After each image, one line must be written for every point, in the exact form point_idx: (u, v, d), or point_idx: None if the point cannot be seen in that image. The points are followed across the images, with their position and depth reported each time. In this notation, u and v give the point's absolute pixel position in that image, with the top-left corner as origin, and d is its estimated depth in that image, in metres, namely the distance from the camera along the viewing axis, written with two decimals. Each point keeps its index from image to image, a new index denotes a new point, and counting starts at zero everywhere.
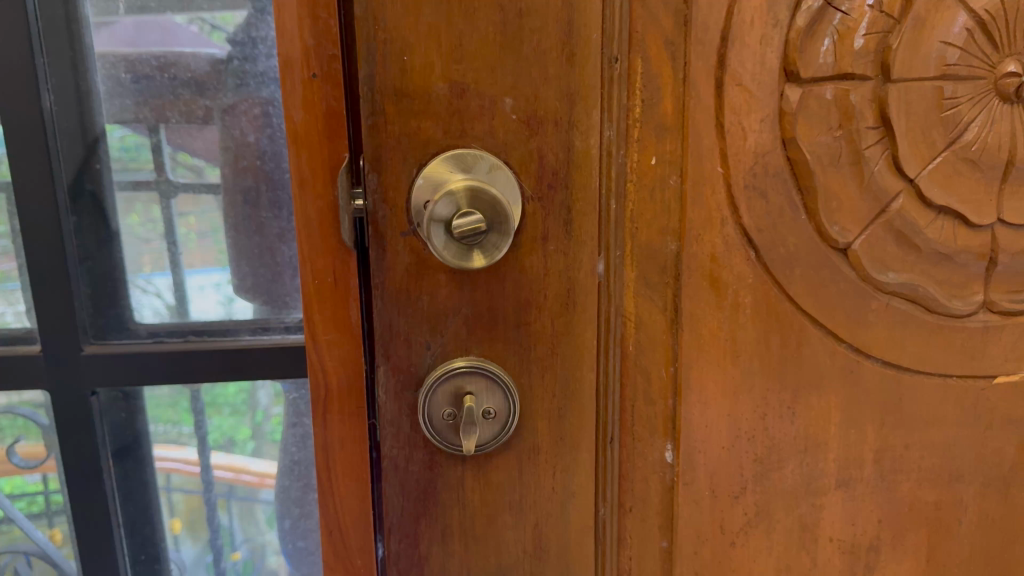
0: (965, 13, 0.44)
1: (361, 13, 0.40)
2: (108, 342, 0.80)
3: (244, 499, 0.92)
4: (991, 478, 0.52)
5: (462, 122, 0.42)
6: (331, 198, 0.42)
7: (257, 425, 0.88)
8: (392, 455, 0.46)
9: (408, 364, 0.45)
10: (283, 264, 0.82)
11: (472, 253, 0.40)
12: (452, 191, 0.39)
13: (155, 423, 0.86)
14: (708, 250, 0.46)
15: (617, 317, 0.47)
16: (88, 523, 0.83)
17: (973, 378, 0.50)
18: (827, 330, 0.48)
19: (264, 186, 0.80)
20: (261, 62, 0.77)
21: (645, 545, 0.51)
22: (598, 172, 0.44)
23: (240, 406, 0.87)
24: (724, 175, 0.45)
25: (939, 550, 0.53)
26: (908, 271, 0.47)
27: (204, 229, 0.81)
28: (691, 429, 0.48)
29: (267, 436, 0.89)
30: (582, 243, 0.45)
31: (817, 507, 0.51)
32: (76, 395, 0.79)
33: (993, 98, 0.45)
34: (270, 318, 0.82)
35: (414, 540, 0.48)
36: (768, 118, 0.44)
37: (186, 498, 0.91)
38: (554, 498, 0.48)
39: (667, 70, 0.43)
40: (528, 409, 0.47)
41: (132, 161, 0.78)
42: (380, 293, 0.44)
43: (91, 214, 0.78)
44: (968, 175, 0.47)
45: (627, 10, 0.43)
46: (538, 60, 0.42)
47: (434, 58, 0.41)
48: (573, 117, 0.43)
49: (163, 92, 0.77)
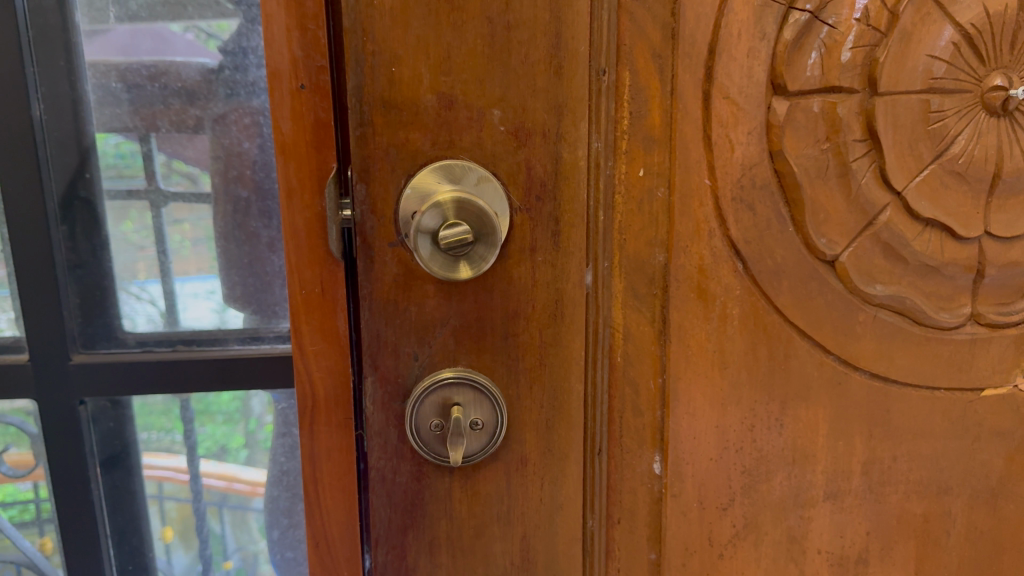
0: (951, 26, 0.44)
1: (350, 25, 0.40)
2: (97, 351, 0.80)
3: (236, 507, 0.92)
4: (979, 490, 0.52)
5: (450, 133, 0.42)
6: (318, 207, 0.42)
7: (250, 433, 0.88)
8: (380, 465, 0.46)
9: (396, 375, 0.45)
10: (272, 274, 0.82)
11: (459, 265, 0.40)
12: (439, 203, 0.39)
13: (146, 431, 0.86)
14: (696, 262, 0.46)
15: (605, 329, 0.47)
16: (76, 532, 0.83)
17: (961, 390, 0.50)
18: (815, 342, 0.48)
19: (254, 197, 0.80)
20: (252, 72, 0.77)
21: (633, 557, 0.51)
22: (586, 184, 0.44)
23: (233, 414, 0.87)
24: (711, 187, 0.45)
25: (927, 562, 0.53)
26: (895, 283, 0.48)
27: (198, 236, 0.81)
28: (678, 440, 0.48)
29: (259, 444, 0.89)
30: (570, 254, 0.45)
31: (806, 519, 0.51)
32: (64, 403, 0.78)
33: (979, 111, 0.45)
34: (260, 328, 0.82)
35: (401, 552, 0.48)
36: (755, 130, 0.44)
37: (178, 506, 0.90)
38: (541, 509, 0.48)
39: (654, 83, 0.44)
40: (515, 420, 0.47)
41: (127, 168, 0.78)
42: (368, 303, 0.44)
43: (81, 222, 0.78)
44: (955, 188, 0.47)
45: (615, 22, 0.43)
46: (526, 72, 0.42)
47: (422, 71, 0.41)
48: (561, 130, 0.43)
49: (154, 102, 0.77)
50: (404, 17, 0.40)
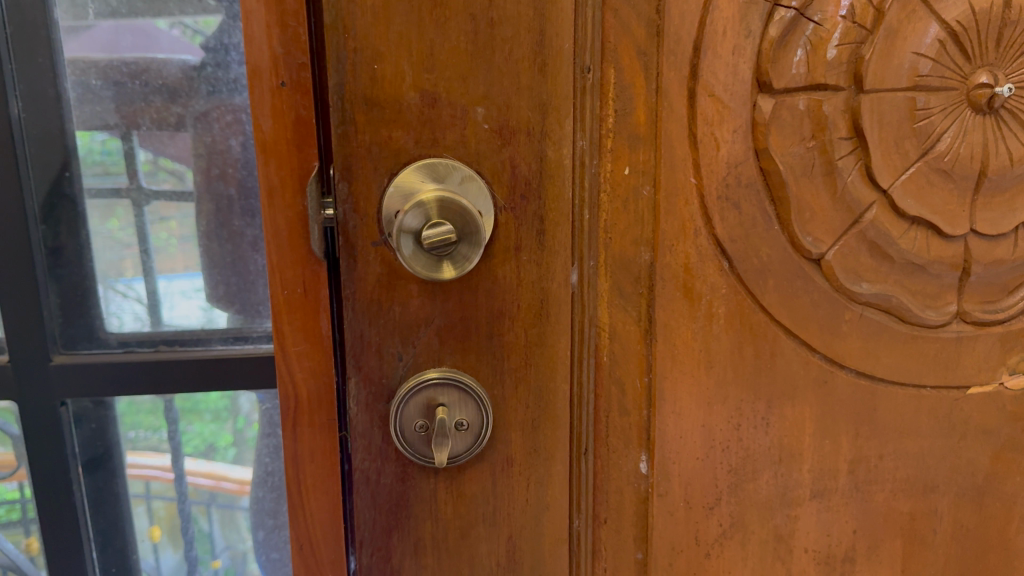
0: (937, 24, 0.44)
1: (331, 21, 0.39)
2: (78, 352, 0.79)
3: (225, 506, 0.91)
4: (965, 489, 0.52)
5: (434, 132, 0.42)
6: (300, 207, 0.41)
7: (239, 431, 0.87)
8: (364, 467, 0.46)
9: (380, 375, 0.45)
10: (254, 273, 0.81)
11: (442, 264, 0.40)
12: (422, 202, 0.39)
13: (134, 429, 0.85)
14: (682, 261, 0.45)
15: (591, 328, 0.47)
16: (58, 535, 0.82)
17: (948, 389, 0.50)
18: (801, 340, 0.48)
19: (236, 195, 0.79)
20: (233, 68, 0.76)
21: (620, 557, 0.50)
22: (571, 182, 0.44)
23: (222, 412, 0.86)
24: (697, 186, 0.44)
25: (914, 561, 0.53)
26: (881, 281, 0.48)
27: (185, 234, 0.80)
28: (665, 440, 0.48)
29: (248, 442, 0.88)
30: (555, 253, 0.45)
31: (792, 518, 0.51)
32: (45, 404, 0.78)
33: (965, 108, 0.45)
34: (243, 328, 0.82)
35: (386, 553, 0.47)
36: (740, 128, 0.44)
37: (167, 505, 0.90)
38: (527, 510, 0.48)
39: (640, 80, 0.43)
40: (501, 421, 0.47)
41: (114, 165, 0.78)
42: (351, 303, 0.43)
43: (63, 222, 0.77)
44: (940, 186, 0.47)
45: (599, 20, 0.42)
46: (510, 69, 0.42)
47: (405, 68, 0.41)
48: (545, 127, 0.43)
49: (135, 99, 0.76)
50: (387, 13, 0.40)
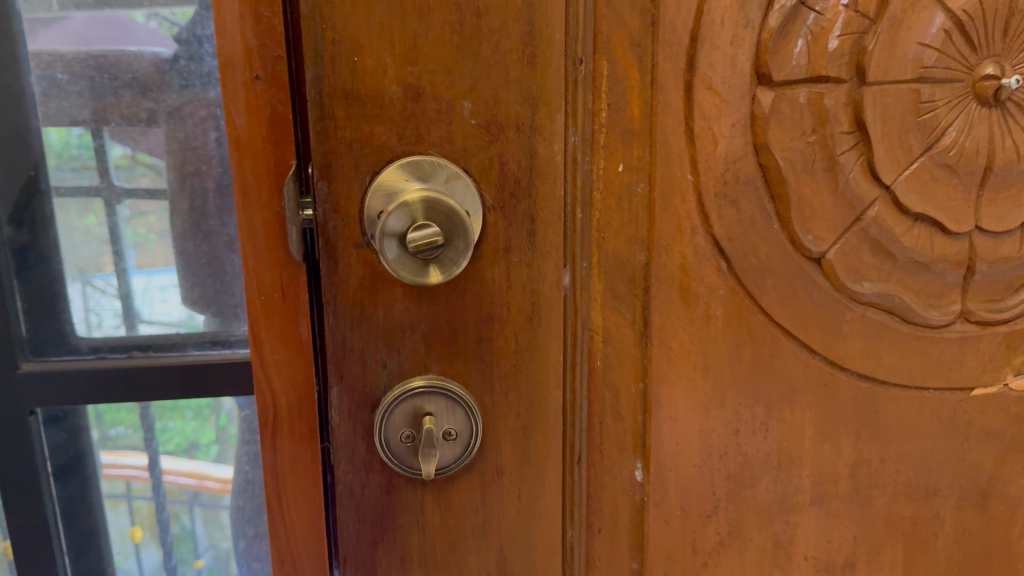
0: (942, 13, 0.42)
1: (309, 12, 0.37)
2: (47, 358, 0.76)
3: (208, 506, 0.89)
4: (968, 492, 0.51)
5: (417, 128, 0.40)
6: (276, 208, 0.38)
7: (221, 428, 0.85)
8: (347, 479, 0.44)
9: (363, 384, 0.43)
10: (231, 275, 0.79)
11: (428, 268, 0.38)
12: (407, 203, 0.37)
13: (113, 428, 0.82)
14: (678, 261, 0.43)
15: (584, 331, 0.45)
16: (30, 546, 0.79)
17: (951, 390, 0.49)
18: (802, 342, 0.46)
19: (212, 192, 0.76)
20: (207, 62, 0.74)
21: (614, 567, 0.49)
22: (563, 180, 0.42)
23: (204, 410, 0.83)
24: (694, 183, 0.42)
25: (915, 566, 0.52)
26: (883, 280, 0.46)
27: (164, 229, 0.78)
28: (660, 447, 0.46)
29: (230, 440, 0.86)
30: (546, 254, 0.43)
31: (791, 524, 0.49)
32: (13, 412, 0.75)
33: (970, 101, 0.44)
34: (219, 331, 0.79)
35: (371, 568, 0.45)
36: (739, 123, 0.42)
37: (149, 504, 0.87)
38: (519, 520, 0.46)
39: (634, 73, 0.41)
40: (491, 429, 0.45)
41: (90, 160, 0.75)
42: (332, 308, 0.41)
43: (29, 222, 0.74)
44: (945, 182, 0.45)
45: (591, 9, 0.40)
46: (498, 62, 0.40)
47: (387, 61, 0.39)
48: (535, 123, 0.41)
49: (104, 94, 0.73)
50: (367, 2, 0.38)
